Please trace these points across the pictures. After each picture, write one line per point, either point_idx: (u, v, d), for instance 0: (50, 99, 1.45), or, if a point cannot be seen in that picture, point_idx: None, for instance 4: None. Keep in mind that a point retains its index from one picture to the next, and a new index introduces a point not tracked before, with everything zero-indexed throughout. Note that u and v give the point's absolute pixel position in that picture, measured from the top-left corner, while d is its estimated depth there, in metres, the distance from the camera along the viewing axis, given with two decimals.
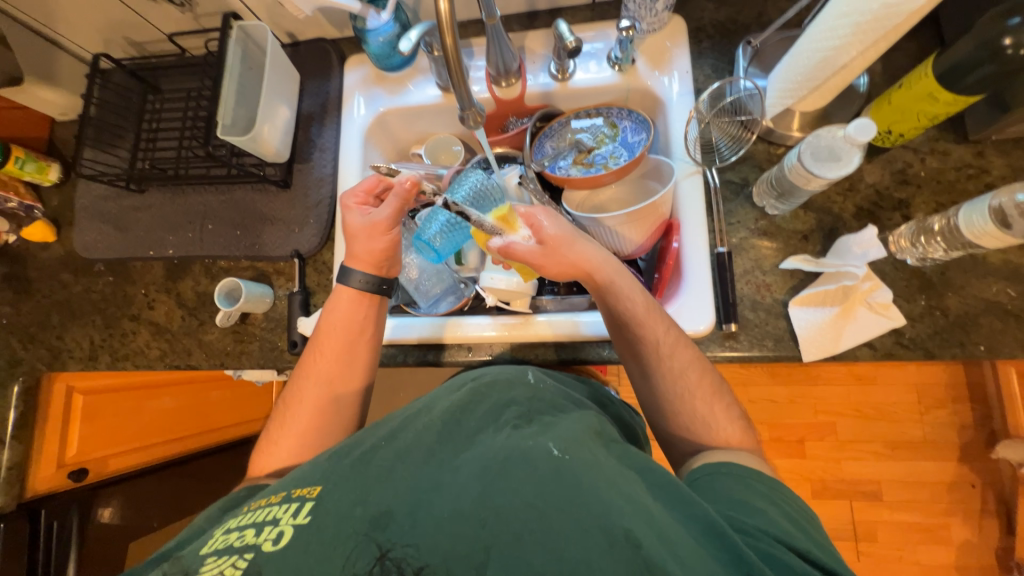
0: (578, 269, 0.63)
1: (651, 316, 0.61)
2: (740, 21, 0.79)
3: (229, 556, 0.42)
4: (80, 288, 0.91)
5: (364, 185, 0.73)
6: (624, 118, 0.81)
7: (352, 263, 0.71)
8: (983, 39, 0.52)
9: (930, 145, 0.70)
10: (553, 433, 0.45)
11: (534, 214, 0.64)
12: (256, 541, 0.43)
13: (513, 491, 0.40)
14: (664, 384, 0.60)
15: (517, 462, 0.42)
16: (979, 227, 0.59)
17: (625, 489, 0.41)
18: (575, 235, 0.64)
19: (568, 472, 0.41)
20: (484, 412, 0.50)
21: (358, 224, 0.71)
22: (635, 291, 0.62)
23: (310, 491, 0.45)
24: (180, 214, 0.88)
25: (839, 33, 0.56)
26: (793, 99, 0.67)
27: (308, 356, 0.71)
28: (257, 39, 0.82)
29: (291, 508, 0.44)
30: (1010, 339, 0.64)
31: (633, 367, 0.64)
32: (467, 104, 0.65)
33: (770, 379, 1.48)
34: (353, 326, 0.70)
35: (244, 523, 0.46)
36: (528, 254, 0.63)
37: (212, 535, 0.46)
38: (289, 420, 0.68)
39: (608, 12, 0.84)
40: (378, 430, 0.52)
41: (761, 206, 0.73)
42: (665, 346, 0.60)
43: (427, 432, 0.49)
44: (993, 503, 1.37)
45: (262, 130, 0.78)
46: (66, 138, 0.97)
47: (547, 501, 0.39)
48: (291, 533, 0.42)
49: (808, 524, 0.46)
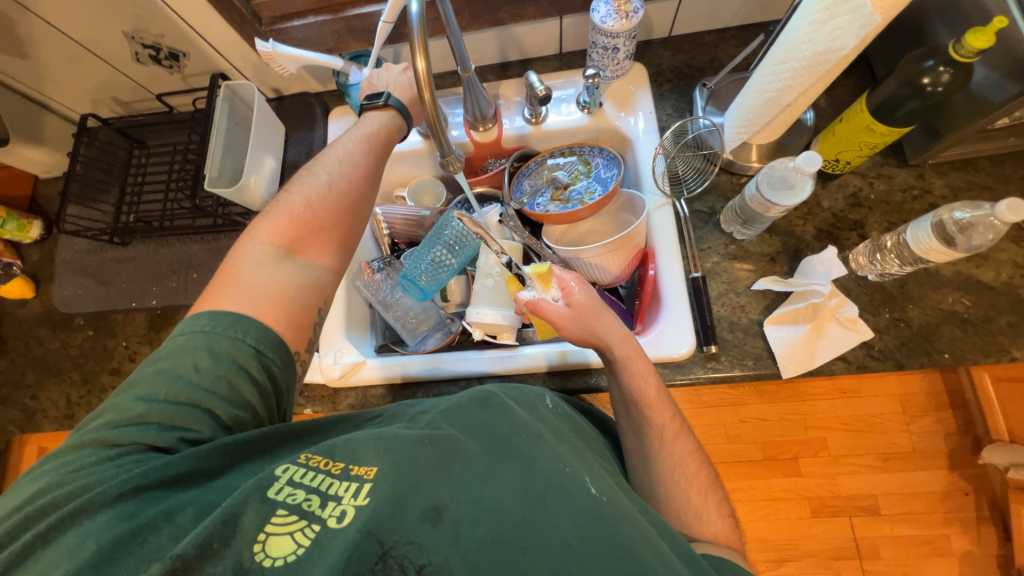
0: (596, 340, 0.63)
1: (655, 402, 0.62)
2: (695, 66, 0.87)
3: (299, 521, 0.42)
4: (58, 344, 0.89)
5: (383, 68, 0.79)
6: (595, 155, 0.86)
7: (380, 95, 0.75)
8: (905, 78, 0.59)
9: (876, 170, 0.76)
10: (592, 472, 0.47)
11: (567, 279, 0.65)
12: (321, 514, 0.42)
13: (552, 524, 0.42)
14: (663, 471, 0.60)
15: (558, 492, 0.44)
16: (925, 243, 0.63)
17: (659, 546, 0.42)
18: (602, 307, 0.64)
19: (606, 516, 0.42)
20: (528, 420, 0.51)
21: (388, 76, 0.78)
22: (649, 375, 0.63)
23: (368, 472, 0.45)
24: (165, 265, 0.88)
25: (780, 76, 0.62)
26: (748, 135, 0.72)
27: (310, 166, 0.66)
28: (244, 97, 0.85)
29: (351, 488, 0.44)
30: (971, 347, 0.68)
31: (633, 446, 0.63)
32: (447, 151, 0.69)
33: (760, 399, 1.48)
34: (370, 143, 0.69)
35: (308, 482, 0.45)
36: (555, 314, 0.62)
37: (272, 476, 0.44)
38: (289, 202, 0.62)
39: (575, 61, 0.91)
40: (422, 423, 0.52)
41: (729, 231, 0.78)
42: (670, 432, 0.61)
43: (473, 437, 0.49)
44: (987, 509, 1.38)
45: (249, 180, 0.81)
46: (49, 195, 0.98)
47: (583, 541, 0.41)
48: (354, 515, 0.42)
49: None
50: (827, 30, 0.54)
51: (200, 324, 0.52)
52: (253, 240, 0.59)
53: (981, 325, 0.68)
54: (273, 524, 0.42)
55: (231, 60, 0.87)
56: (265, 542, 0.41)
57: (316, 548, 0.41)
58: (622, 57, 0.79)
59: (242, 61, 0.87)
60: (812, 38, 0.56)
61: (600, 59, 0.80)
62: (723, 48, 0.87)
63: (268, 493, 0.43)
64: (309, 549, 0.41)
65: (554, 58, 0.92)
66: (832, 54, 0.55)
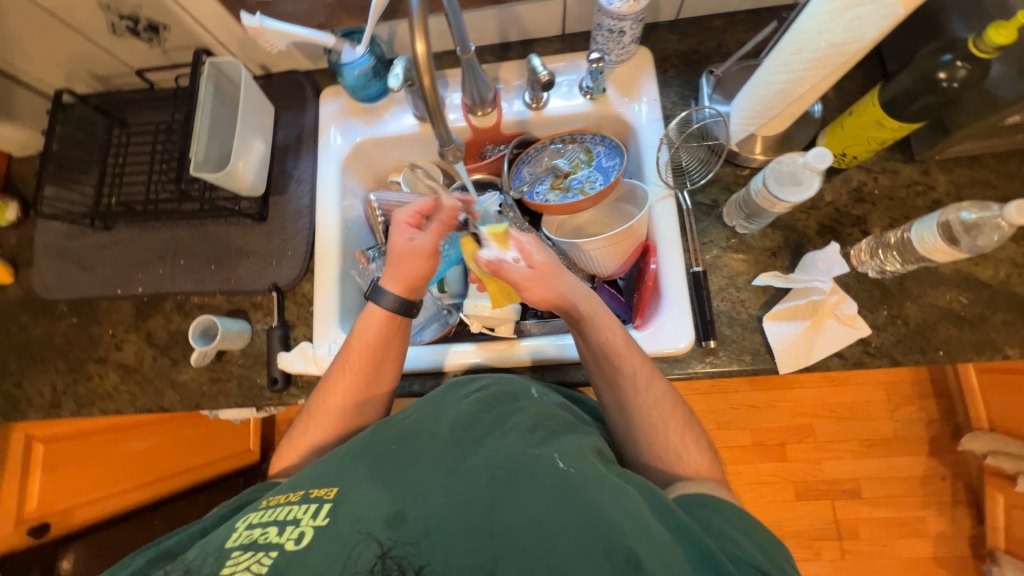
0: (560, 300, 0.62)
1: (620, 352, 0.62)
2: (702, 52, 0.84)
3: (254, 554, 0.44)
4: (41, 331, 0.86)
5: (420, 206, 0.71)
6: (597, 143, 0.84)
7: (386, 281, 0.69)
8: (920, 72, 0.57)
9: (881, 164, 0.75)
10: (557, 447, 0.50)
11: (523, 240, 0.65)
12: (279, 540, 0.45)
13: (518, 505, 0.45)
14: (641, 417, 0.61)
15: (522, 476, 0.47)
16: (930, 243, 0.63)
17: (627, 504, 0.44)
18: (561, 267, 0.65)
19: (572, 485, 0.45)
20: (490, 421, 0.55)
21: (401, 243, 0.69)
22: (615, 326, 0.63)
23: (327, 492, 0.49)
24: (150, 251, 0.85)
25: (793, 68, 0.60)
26: (756, 126, 0.71)
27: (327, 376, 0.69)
28: (229, 74, 0.81)
29: (310, 509, 0.48)
30: (966, 344, 0.68)
31: (608, 399, 0.64)
32: (446, 140, 0.66)
33: (750, 386, 1.52)
34: (373, 348, 0.68)
35: (265, 521, 0.48)
36: (516, 275, 0.62)
37: (235, 530, 0.48)
38: (310, 429, 0.67)
39: (578, 43, 0.87)
40: (387, 435, 0.56)
41: (731, 225, 0.77)
42: (641, 378, 0.62)
43: (437, 442, 0.53)
44: (963, 493, 1.43)
45: (237, 165, 0.77)
46: (24, 175, 0.93)
47: (551, 516, 0.44)
48: (311, 534, 0.45)
49: (779, 557, 0.48)
50: (846, 20, 0.52)
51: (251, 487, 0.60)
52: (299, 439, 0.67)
53: (976, 323, 0.69)
54: (230, 564, 0.44)
55: (215, 35, 0.82)
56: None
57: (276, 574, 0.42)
58: (627, 40, 0.76)
59: (227, 36, 0.82)
60: (829, 29, 0.54)
61: (605, 42, 0.77)
62: (731, 33, 0.84)
63: (225, 544, 0.47)
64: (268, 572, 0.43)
65: (556, 40, 0.88)
66: (850, 45, 0.53)
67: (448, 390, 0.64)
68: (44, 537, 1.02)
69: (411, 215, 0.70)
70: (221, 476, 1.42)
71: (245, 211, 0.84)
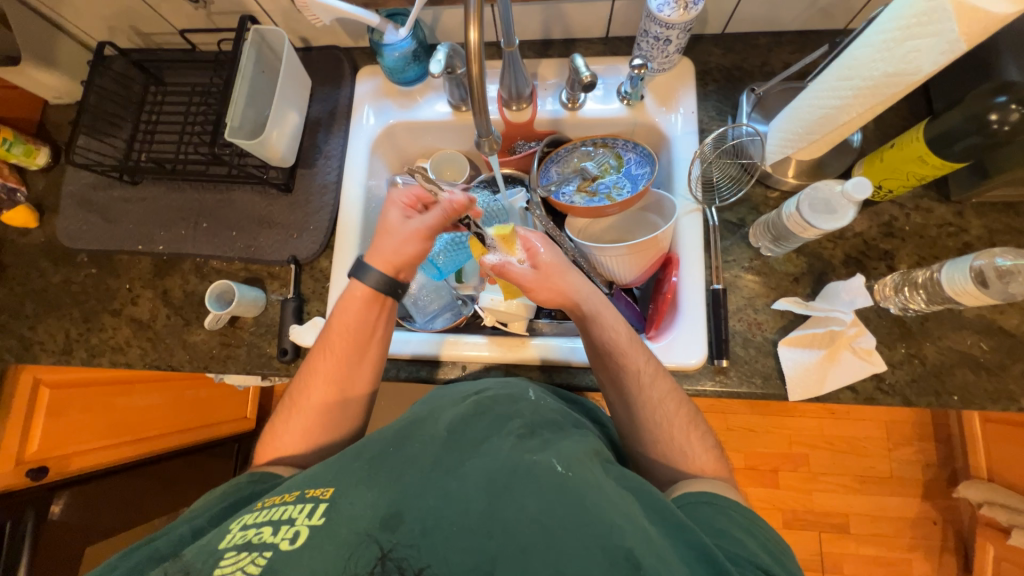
0: (565, 298, 0.64)
1: (624, 349, 0.63)
2: (745, 69, 0.83)
3: (249, 554, 0.44)
4: (59, 278, 0.87)
5: (417, 191, 0.71)
6: (628, 150, 0.83)
7: (372, 259, 0.69)
8: (970, 112, 0.56)
9: (915, 201, 0.74)
10: (554, 450, 0.49)
11: (532, 240, 0.65)
12: (274, 540, 0.45)
13: (517, 505, 0.44)
14: (644, 412, 0.61)
15: (520, 476, 0.46)
16: (959, 285, 0.62)
17: (625, 507, 0.44)
18: (569, 266, 0.65)
19: (571, 489, 0.45)
20: (488, 423, 0.54)
21: (393, 222, 0.69)
22: (619, 323, 0.64)
23: (323, 492, 0.48)
24: (174, 210, 0.86)
25: (840, 94, 0.59)
26: (793, 149, 0.70)
27: (308, 365, 0.69)
28: (272, 43, 0.81)
29: (306, 508, 0.47)
30: (981, 391, 0.67)
31: (613, 396, 0.64)
32: (485, 132, 0.66)
33: (749, 409, 1.51)
34: (353, 336, 0.68)
35: (259, 520, 0.47)
36: (522, 277, 0.63)
37: (227, 530, 0.47)
38: (291, 418, 0.67)
39: (620, 48, 0.87)
40: (384, 433, 0.55)
41: (756, 246, 0.76)
42: (645, 375, 0.62)
43: (432, 442, 0.52)
44: (953, 540, 1.42)
45: (271, 135, 0.78)
46: (58, 122, 0.94)
47: (549, 515, 0.43)
48: (307, 534, 0.45)
49: (782, 556, 0.49)
50: (902, 51, 0.52)
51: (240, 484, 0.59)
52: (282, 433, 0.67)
53: (994, 371, 0.68)
54: (223, 565, 0.43)
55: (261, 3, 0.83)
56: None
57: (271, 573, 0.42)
58: (672, 49, 0.75)
59: (272, 5, 0.82)
60: (883, 58, 0.53)
61: (649, 49, 0.76)
62: (776, 53, 0.83)
63: (216, 546, 0.46)
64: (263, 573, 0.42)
65: (598, 42, 0.87)
66: (905, 77, 0.53)
67: (445, 393, 0.63)
68: (41, 480, 1.03)
69: (406, 197, 0.71)
70: (216, 439, 1.44)
71: (263, 181, 0.83)
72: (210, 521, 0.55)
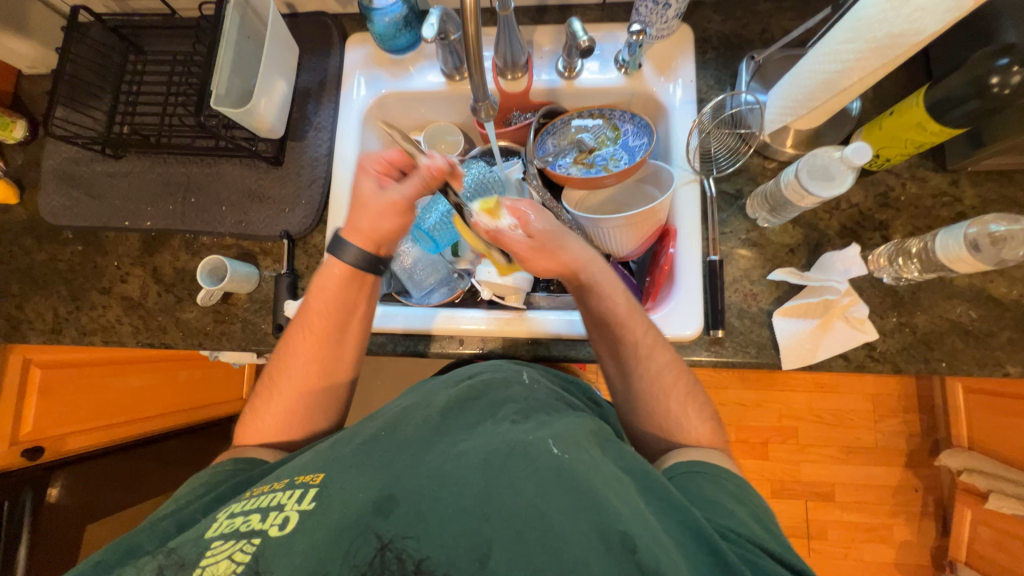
0: (564, 267, 0.64)
1: (622, 321, 0.63)
2: (744, 36, 0.81)
3: (237, 542, 0.44)
4: (45, 256, 0.85)
5: (389, 155, 0.67)
6: (626, 121, 0.82)
7: (349, 234, 0.68)
8: (972, 75, 0.56)
9: (910, 171, 0.74)
10: (551, 432, 0.49)
11: (521, 208, 0.63)
12: (262, 526, 0.45)
13: (514, 488, 0.45)
14: (641, 384, 0.63)
15: (517, 459, 0.46)
16: (953, 252, 0.63)
17: (621, 491, 0.45)
18: (562, 231, 0.65)
19: (567, 471, 0.45)
20: (483, 407, 0.54)
21: (366, 191, 0.66)
22: (617, 292, 0.65)
23: (313, 478, 0.48)
24: (159, 185, 0.83)
25: (842, 57, 0.58)
26: (793, 117, 0.69)
27: (287, 342, 0.68)
28: (257, 8, 0.78)
29: (294, 494, 0.47)
30: (969, 358, 0.69)
31: (611, 367, 0.66)
32: (481, 95, 0.66)
33: (741, 384, 1.54)
34: (333, 314, 0.67)
35: (248, 508, 0.47)
36: (516, 245, 0.62)
37: (216, 519, 0.47)
38: (273, 401, 0.66)
39: (617, 14, 0.84)
40: (377, 420, 0.55)
41: (753, 217, 0.76)
42: (643, 347, 0.63)
43: (425, 425, 0.52)
44: (933, 506, 1.48)
45: (258, 104, 0.75)
46: (33, 94, 0.90)
47: (546, 498, 0.44)
48: (297, 519, 0.45)
49: (770, 522, 0.50)
50: (907, 11, 0.51)
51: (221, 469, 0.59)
52: (260, 414, 0.66)
53: (982, 338, 0.69)
54: (211, 553, 0.43)
55: None
56: (202, 573, 0.42)
57: (262, 559, 0.42)
58: (671, 15, 0.73)
59: None
60: (887, 18, 0.52)
61: (647, 14, 0.74)
62: (776, 19, 0.81)
63: (204, 534, 0.46)
64: (251, 561, 0.42)
65: (596, 8, 0.85)
66: (909, 38, 0.52)
67: (437, 381, 0.63)
68: (37, 460, 1.04)
69: (378, 163, 0.67)
70: (212, 420, 1.44)
71: (249, 153, 0.81)
72: (201, 511, 0.53)
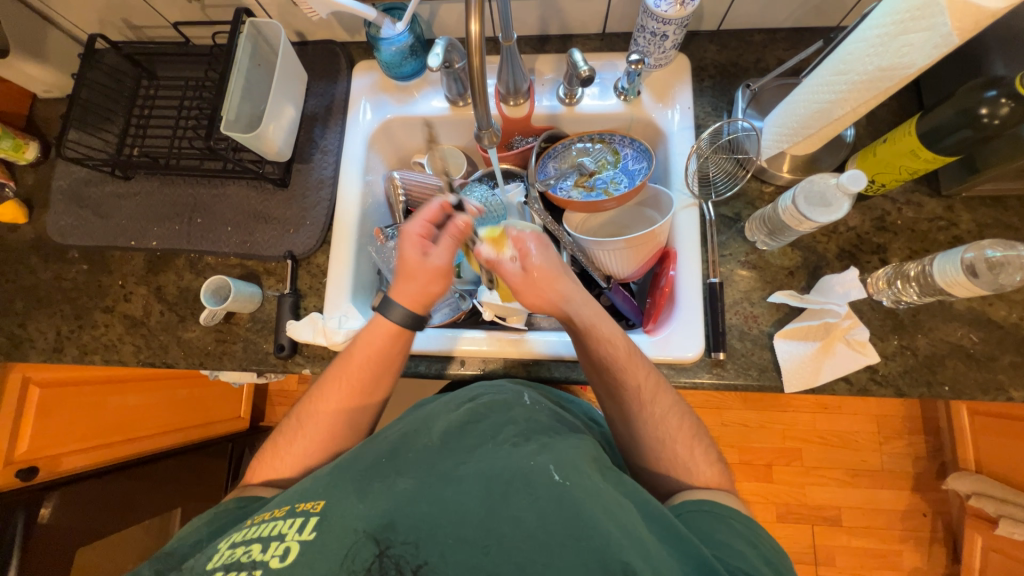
0: (553, 308, 0.64)
1: (622, 366, 0.62)
2: (740, 65, 0.84)
3: (237, 574, 0.42)
4: (49, 275, 0.85)
5: (427, 215, 0.67)
6: (626, 145, 0.83)
7: (397, 297, 0.67)
8: (962, 106, 0.57)
9: (906, 196, 0.75)
10: (552, 456, 0.49)
11: (524, 241, 0.64)
12: (262, 558, 0.43)
13: (514, 516, 0.44)
14: (646, 430, 0.61)
15: (518, 485, 0.46)
16: (951, 276, 0.64)
17: (622, 518, 0.44)
18: (561, 270, 0.65)
19: (568, 497, 0.45)
20: (485, 429, 0.55)
21: (412, 260, 0.65)
22: (617, 338, 0.63)
23: (314, 505, 0.47)
24: (167, 206, 0.85)
25: (835, 89, 0.60)
26: (788, 143, 0.71)
27: (322, 391, 0.67)
28: (268, 37, 0.80)
29: (296, 523, 0.45)
30: (971, 382, 0.69)
31: (615, 412, 0.65)
32: (485, 124, 0.68)
33: (743, 405, 1.53)
34: (373, 370, 0.67)
35: (249, 538, 0.46)
36: (510, 276, 0.63)
37: (217, 551, 0.46)
38: (296, 441, 0.65)
39: (617, 44, 0.87)
40: (377, 445, 0.54)
41: (752, 240, 0.77)
42: (646, 392, 0.62)
43: (427, 451, 0.52)
44: (941, 531, 1.45)
45: (267, 129, 0.77)
46: (47, 116, 0.93)
47: (546, 529, 0.43)
48: (298, 550, 0.43)
49: (782, 567, 0.49)
50: (896, 46, 0.53)
51: (230, 505, 0.59)
52: (275, 456, 0.65)
53: (984, 362, 0.69)
54: None
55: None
56: None
57: None
58: (669, 45, 0.75)
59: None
60: (877, 53, 0.54)
61: (646, 44, 0.76)
62: (770, 49, 0.84)
63: (205, 566, 0.44)
64: None
65: (596, 38, 0.88)
66: (902, 70, 0.53)
67: (438, 403, 0.63)
68: (32, 480, 1.00)
69: (421, 227, 0.66)
70: (207, 440, 1.42)
71: (254, 173, 0.82)
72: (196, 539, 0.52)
